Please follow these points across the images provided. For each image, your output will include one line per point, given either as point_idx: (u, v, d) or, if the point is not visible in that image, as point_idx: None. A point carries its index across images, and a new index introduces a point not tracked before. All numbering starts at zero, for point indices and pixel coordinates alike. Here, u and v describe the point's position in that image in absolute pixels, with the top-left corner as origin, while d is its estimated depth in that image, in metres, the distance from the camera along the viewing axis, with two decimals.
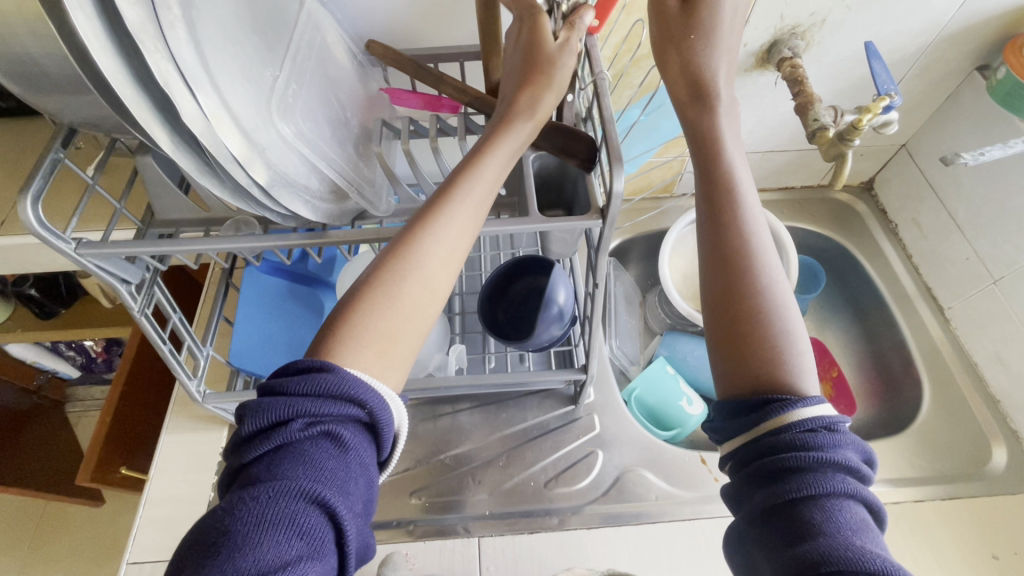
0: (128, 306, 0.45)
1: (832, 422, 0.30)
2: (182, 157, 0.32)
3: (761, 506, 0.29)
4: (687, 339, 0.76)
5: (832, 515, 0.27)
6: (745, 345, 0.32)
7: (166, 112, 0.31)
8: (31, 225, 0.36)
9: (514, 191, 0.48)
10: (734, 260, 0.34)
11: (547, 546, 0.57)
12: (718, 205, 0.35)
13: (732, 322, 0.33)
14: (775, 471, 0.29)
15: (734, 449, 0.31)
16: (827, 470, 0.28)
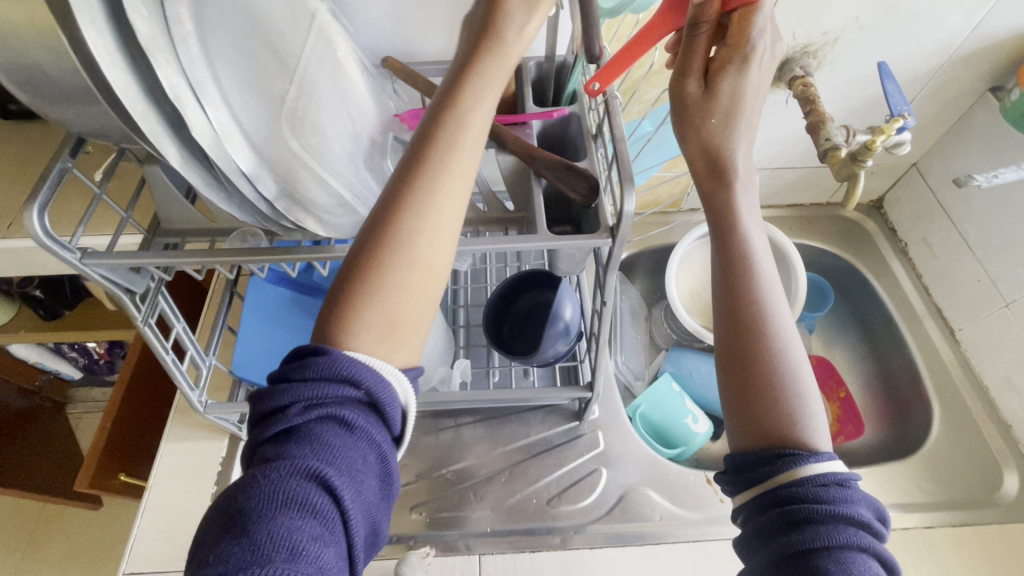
0: (131, 316, 0.45)
1: (848, 476, 0.29)
2: (193, 172, 0.32)
3: (770, 554, 0.28)
4: (693, 355, 0.76)
5: (847, 568, 0.26)
6: (755, 388, 0.32)
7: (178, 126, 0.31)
8: (36, 234, 0.36)
9: (521, 207, 0.48)
10: (743, 306, 0.35)
11: (549, 565, 0.57)
12: (729, 253, 0.36)
13: (741, 365, 0.33)
14: (786, 519, 0.28)
15: (747, 502, 0.30)
16: (839, 521, 0.27)
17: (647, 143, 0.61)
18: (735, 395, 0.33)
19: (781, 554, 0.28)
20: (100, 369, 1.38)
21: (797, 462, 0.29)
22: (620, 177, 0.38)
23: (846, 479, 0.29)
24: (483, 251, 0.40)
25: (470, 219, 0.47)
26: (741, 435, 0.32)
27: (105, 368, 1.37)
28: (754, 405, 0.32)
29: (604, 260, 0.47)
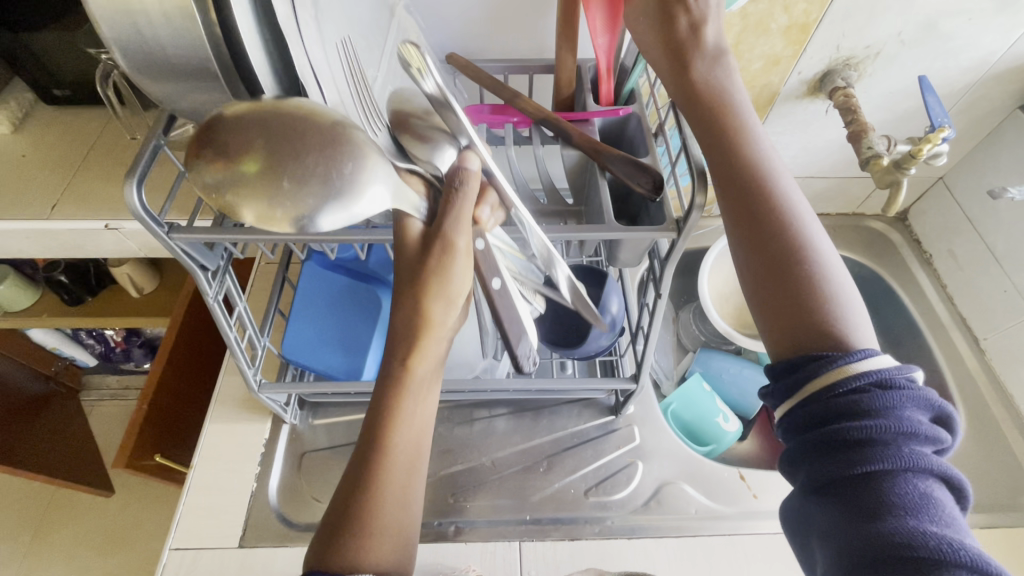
0: (203, 292, 0.46)
1: (892, 379, 0.29)
2: None
3: (819, 470, 0.30)
4: (721, 356, 0.77)
5: (896, 486, 0.28)
6: (790, 301, 0.32)
7: None
8: (134, 207, 0.38)
9: (581, 200, 0.49)
10: (758, 217, 0.34)
11: (588, 554, 0.58)
12: (732, 163, 0.35)
13: (770, 279, 0.33)
14: (834, 439, 0.29)
15: (793, 415, 0.31)
16: (886, 435, 0.28)
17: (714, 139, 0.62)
18: (774, 311, 0.33)
19: (831, 473, 0.29)
20: (117, 357, 1.34)
21: (834, 369, 0.30)
22: (690, 169, 0.39)
23: (889, 382, 0.29)
24: (553, 238, 0.41)
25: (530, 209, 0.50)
26: (779, 352, 0.33)
27: (121, 355, 1.33)
28: (793, 318, 0.32)
29: (660, 254, 0.48)
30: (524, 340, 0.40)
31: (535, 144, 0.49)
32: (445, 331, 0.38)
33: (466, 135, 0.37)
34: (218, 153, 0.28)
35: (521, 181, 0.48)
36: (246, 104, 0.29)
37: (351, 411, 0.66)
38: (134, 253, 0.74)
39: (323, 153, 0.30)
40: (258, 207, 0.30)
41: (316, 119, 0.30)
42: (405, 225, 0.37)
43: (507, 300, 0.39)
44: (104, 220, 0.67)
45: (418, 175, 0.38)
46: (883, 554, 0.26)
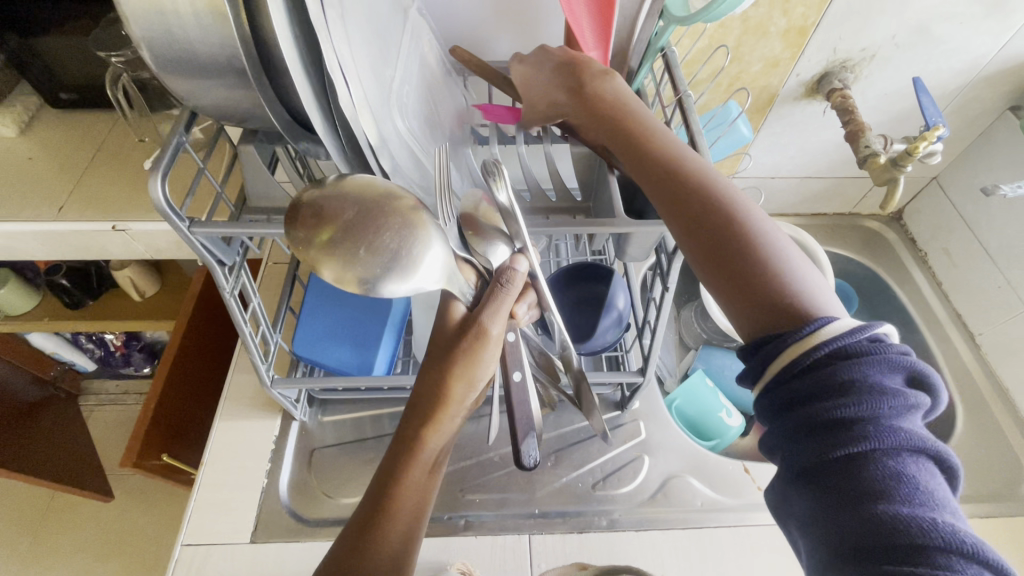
0: (220, 286, 0.47)
1: (871, 348, 0.28)
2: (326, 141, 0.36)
3: (803, 450, 0.28)
4: (722, 353, 0.78)
5: (880, 467, 0.26)
6: (736, 273, 0.32)
7: (319, 100, 0.35)
8: (158, 200, 0.38)
9: (590, 197, 0.51)
10: (689, 200, 0.35)
11: (596, 546, 0.59)
12: (653, 158, 0.37)
13: (716, 255, 0.33)
14: (816, 419, 0.28)
15: (769, 398, 0.30)
16: (870, 410, 0.27)
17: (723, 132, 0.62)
18: (726, 288, 0.33)
19: (814, 454, 0.28)
20: (117, 362, 1.33)
21: (802, 344, 0.29)
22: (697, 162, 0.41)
23: (865, 349, 0.28)
24: (566, 230, 0.42)
25: (541, 207, 0.49)
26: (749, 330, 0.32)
27: (121, 360, 1.32)
28: (745, 290, 0.32)
29: (668, 249, 0.49)
30: (528, 434, 0.48)
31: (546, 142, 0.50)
32: (461, 409, 0.39)
33: (521, 241, 0.40)
34: (313, 217, 0.35)
35: (532, 179, 0.49)
36: (345, 181, 0.36)
37: (360, 408, 0.67)
38: (141, 255, 0.74)
39: (397, 232, 0.37)
40: (337, 269, 0.36)
41: (400, 208, 0.37)
42: (449, 307, 0.41)
43: (522, 394, 0.46)
44: (111, 222, 0.67)
45: (470, 265, 0.43)
46: (873, 535, 0.25)
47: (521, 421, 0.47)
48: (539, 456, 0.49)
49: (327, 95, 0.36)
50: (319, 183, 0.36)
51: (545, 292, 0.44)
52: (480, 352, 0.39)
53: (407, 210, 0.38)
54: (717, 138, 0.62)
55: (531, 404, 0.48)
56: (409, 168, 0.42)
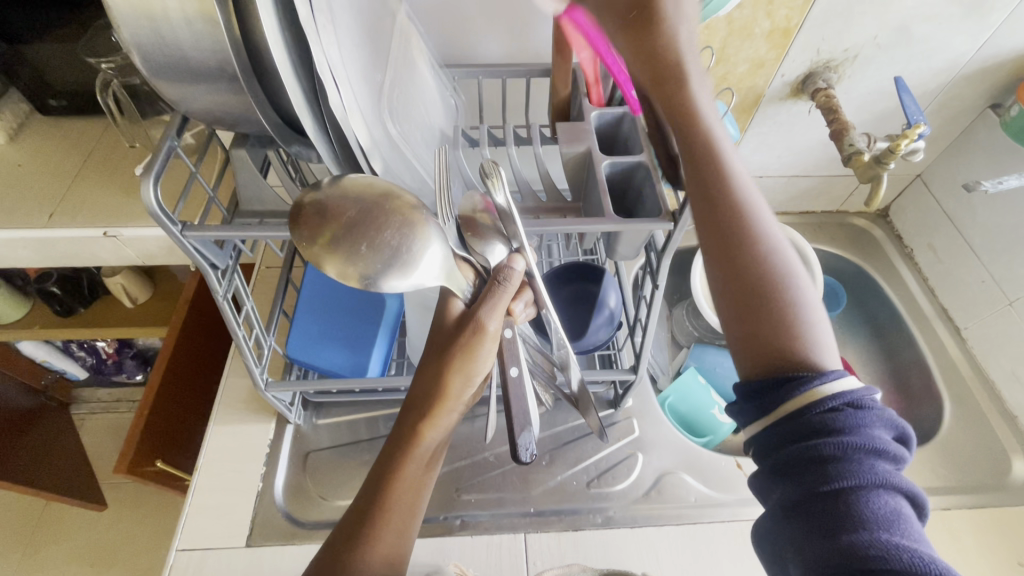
0: (212, 290, 0.47)
1: (862, 397, 0.29)
2: (318, 144, 0.36)
3: (790, 487, 0.29)
4: (714, 350, 0.79)
5: (865, 505, 0.27)
6: (760, 321, 0.32)
7: (310, 103, 0.35)
8: (150, 204, 0.39)
9: (579, 197, 0.51)
10: (735, 237, 0.34)
11: (591, 543, 0.59)
12: (711, 184, 0.35)
13: (745, 298, 0.32)
14: (807, 456, 0.29)
15: (763, 433, 0.31)
16: (855, 451, 0.28)
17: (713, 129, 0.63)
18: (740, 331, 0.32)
19: (800, 490, 0.29)
20: (109, 370, 1.32)
21: (800, 388, 0.30)
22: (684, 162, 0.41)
23: (858, 399, 0.29)
24: (556, 230, 0.43)
25: (532, 206, 0.50)
26: (752, 373, 0.32)
27: (113, 368, 1.32)
28: (761, 339, 0.31)
29: (656, 246, 0.51)
30: (526, 429, 0.46)
31: (535, 144, 0.51)
32: (458, 406, 0.39)
33: (519, 241, 0.41)
34: (317, 215, 0.36)
35: (522, 179, 0.50)
36: (348, 181, 0.37)
37: (355, 410, 0.67)
38: (132, 261, 0.74)
39: (398, 230, 0.37)
40: (338, 265, 0.36)
41: (401, 209, 0.38)
42: (447, 304, 0.42)
43: (520, 389, 0.46)
44: (102, 228, 0.67)
45: (469, 263, 0.44)
46: (853, 571, 0.26)
47: (517, 414, 0.46)
48: (537, 452, 0.46)
49: (317, 98, 0.36)
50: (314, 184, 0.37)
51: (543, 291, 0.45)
52: (475, 347, 0.39)
53: (407, 209, 0.38)
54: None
55: (528, 399, 0.47)
56: (399, 171, 0.42)
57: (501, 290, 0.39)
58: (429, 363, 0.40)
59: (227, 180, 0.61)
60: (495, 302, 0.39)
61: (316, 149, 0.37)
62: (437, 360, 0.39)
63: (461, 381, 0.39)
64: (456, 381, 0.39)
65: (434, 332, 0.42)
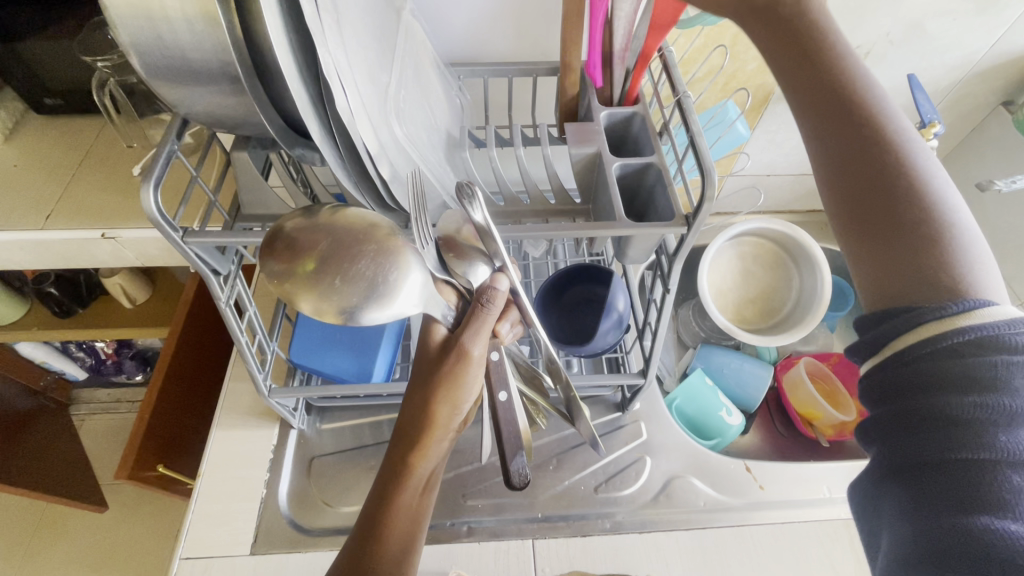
0: (214, 296, 0.46)
1: (1014, 342, 0.28)
2: (326, 148, 0.35)
3: (902, 446, 0.30)
4: (721, 351, 0.78)
5: (1001, 481, 0.27)
6: (896, 243, 0.31)
7: (316, 107, 0.34)
8: (150, 210, 0.38)
9: (589, 198, 0.50)
10: (866, 157, 0.32)
11: (599, 549, 0.58)
12: (828, 105, 0.33)
13: (873, 221, 0.31)
14: (934, 416, 0.28)
15: (881, 384, 0.31)
16: (997, 418, 0.27)
17: (728, 128, 0.62)
18: (868, 256, 0.32)
19: (917, 451, 0.29)
20: (108, 370, 1.30)
21: (941, 321, 0.29)
22: (699, 165, 0.40)
23: (1015, 349, 0.28)
24: (568, 234, 0.42)
25: (540, 209, 0.49)
26: (879, 295, 0.32)
27: (112, 368, 1.30)
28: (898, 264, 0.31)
29: (668, 249, 0.50)
30: (518, 453, 0.46)
31: (543, 145, 0.50)
32: (448, 432, 0.39)
33: (501, 259, 0.40)
34: (289, 250, 0.35)
35: (530, 180, 0.49)
36: (321, 214, 0.36)
37: (359, 413, 0.66)
38: (131, 262, 0.72)
39: (373, 260, 0.36)
40: (315, 301, 0.35)
41: (376, 236, 0.37)
42: (430, 329, 0.41)
43: (510, 413, 0.46)
44: (100, 230, 0.65)
45: (450, 287, 0.42)
46: (958, 533, 0.27)
47: (507, 440, 0.45)
48: (529, 473, 0.46)
49: (323, 101, 0.35)
50: (304, 211, 0.36)
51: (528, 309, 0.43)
52: (462, 373, 0.38)
53: (385, 236, 0.37)
54: (719, 136, 0.64)
55: (519, 422, 0.46)
56: (409, 174, 0.41)
57: (484, 311, 0.38)
58: (416, 391, 0.39)
59: (227, 180, 0.59)
60: (477, 325, 0.38)
61: (322, 155, 0.36)
62: (423, 389, 0.39)
63: (449, 408, 0.38)
64: (445, 407, 0.38)
65: (421, 360, 0.41)
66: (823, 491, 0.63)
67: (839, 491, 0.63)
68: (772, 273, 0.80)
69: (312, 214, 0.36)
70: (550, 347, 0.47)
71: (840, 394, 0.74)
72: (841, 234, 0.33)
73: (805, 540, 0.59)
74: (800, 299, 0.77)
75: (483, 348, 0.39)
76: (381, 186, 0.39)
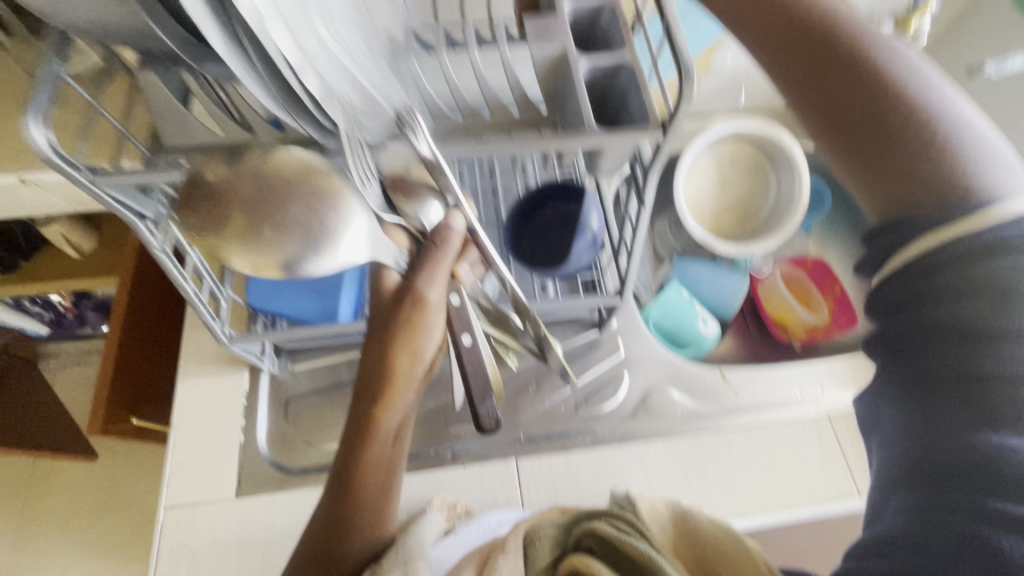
0: (147, 244, 0.41)
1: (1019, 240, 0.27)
2: (234, 62, 0.30)
3: (903, 366, 0.30)
4: (699, 263, 0.76)
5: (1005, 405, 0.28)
6: (883, 163, 0.30)
7: (214, 8, 0.28)
8: (40, 148, 0.32)
9: (556, 108, 0.45)
10: (839, 60, 0.32)
11: (581, 463, 0.60)
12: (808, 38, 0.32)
13: (866, 135, 0.31)
14: (938, 330, 0.29)
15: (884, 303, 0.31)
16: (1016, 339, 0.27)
17: None
18: (870, 181, 0.31)
19: (918, 371, 0.30)
20: (71, 323, 1.28)
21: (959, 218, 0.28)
22: (677, 59, 0.35)
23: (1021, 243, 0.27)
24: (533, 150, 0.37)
25: (502, 122, 0.44)
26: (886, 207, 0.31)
27: (76, 322, 1.27)
28: (889, 181, 0.30)
29: (644, 159, 0.46)
30: (487, 396, 0.44)
31: (501, 44, 0.43)
32: (413, 381, 0.37)
33: (453, 195, 0.39)
34: (208, 200, 0.34)
35: (489, 89, 0.43)
36: (245, 161, 0.35)
37: (332, 353, 0.64)
38: (58, 209, 0.65)
39: (306, 204, 0.36)
40: (249, 252, 0.36)
41: (307, 176, 0.36)
42: (382, 277, 0.39)
43: (475, 355, 0.44)
44: (13, 173, 0.58)
45: (401, 228, 0.41)
46: (967, 449, 0.28)
47: (475, 381, 0.44)
48: (500, 417, 0.45)
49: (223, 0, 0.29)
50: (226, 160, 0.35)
51: (488, 249, 0.41)
52: (419, 323, 0.37)
53: (319, 179, 0.37)
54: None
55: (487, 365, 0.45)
56: (345, 90, 0.36)
57: (440, 252, 0.39)
58: (373, 343, 0.37)
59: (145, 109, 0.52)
60: (433, 273, 0.38)
61: (234, 72, 0.30)
62: (379, 341, 0.37)
63: (410, 355, 0.36)
64: (405, 356, 0.36)
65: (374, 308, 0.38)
66: (795, 393, 0.65)
67: (809, 392, 0.65)
68: (751, 177, 0.77)
69: (240, 159, 0.35)
70: (515, 288, 0.45)
71: (812, 297, 0.75)
72: (838, 163, 0.32)
73: (776, 440, 0.62)
74: (778, 205, 0.75)
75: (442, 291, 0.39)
76: (311, 106, 0.33)
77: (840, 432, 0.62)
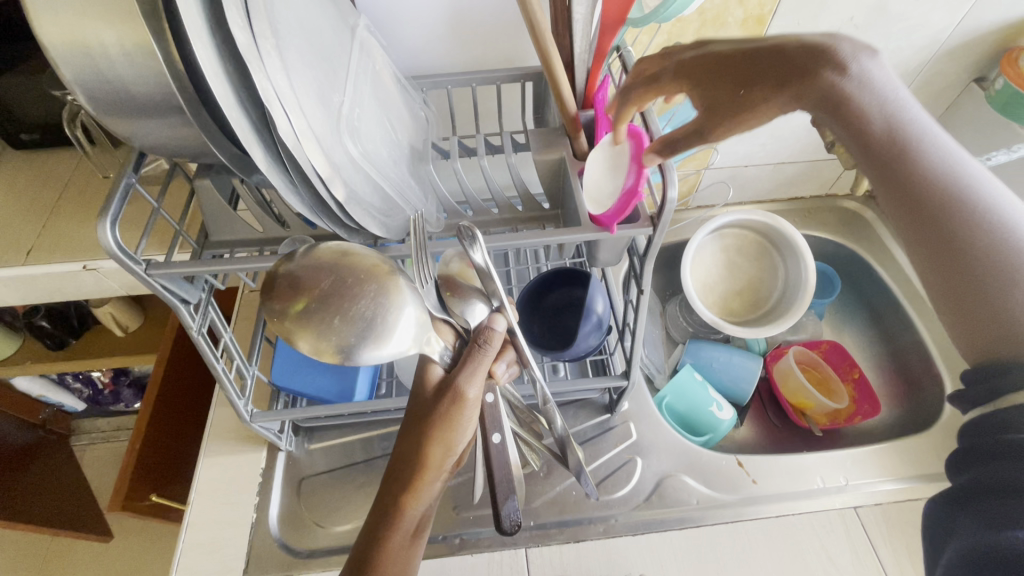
0: (186, 326, 0.45)
1: None
2: (274, 174, 0.35)
3: None
4: (710, 345, 0.77)
5: None
6: (963, 296, 0.34)
7: (261, 135, 0.35)
8: (109, 246, 0.37)
9: (556, 204, 0.50)
10: (918, 204, 0.34)
11: (593, 554, 0.58)
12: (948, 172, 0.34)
13: (950, 277, 0.34)
14: None
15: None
16: None
17: None
18: (949, 302, 0.35)
19: None
20: (106, 400, 1.30)
21: None
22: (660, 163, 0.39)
23: None
24: (531, 244, 0.41)
25: (509, 218, 0.50)
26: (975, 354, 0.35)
27: (110, 398, 1.30)
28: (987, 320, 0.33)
29: (639, 250, 0.49)
30: (509, 497, 0.45)
31: (508, 152, 0.48)
32: (442, 473, 0.39)
33: (499, 298, 0.43)
34: (290, 288, 0.37)
35: (497, 190, 0.48)
36: (320, 252, 0.39)
37: (348, 432, 0.66)
38: (117, 292, 0.72)
39: (373, 299, 0.39)
40: (310, 339, 0.38)
41: (376, 275, 0.40)
42: (427, 369, 0.43)
43: (502, 456, 0.46)
44: (81, 261, 0.65)
45: (449, 325, 0.45)
46: None
47: (500, 483, 0.45)
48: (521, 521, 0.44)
49: (270, 128, 0.35)
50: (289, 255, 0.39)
51: (524, 350, 0.45)
52: (454, 424, 0.39)
53: (384, 274, 0.40)
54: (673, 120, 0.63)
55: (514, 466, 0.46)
56: (366, 196, 0.41)
57: (482, 348, 0.40)
58: (406, 436, 0.40)
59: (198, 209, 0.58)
60: (473, 371, 0.40)
61: (273, 184, 0.36)
62: (412, 433, 0.39)
63: (442, 450, 0.39)
64: (438, 448, 0.38)
65: (413, 404, 0.41)
66: (817, 482, 0.62)
67: (832, 482, 0.62)
68: (757, 263, 0.79)
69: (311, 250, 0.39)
70: (547, 390, 0.48)
71: (832, 382, 0.74)
72: (935, 300, 0.36)
73: (800, 533, 0.59)
74: (786, 290, 0.76)
75: (479, 394, 0.40)
76: (337, 208, 0.39)
77: (870, 526, 0.59)
